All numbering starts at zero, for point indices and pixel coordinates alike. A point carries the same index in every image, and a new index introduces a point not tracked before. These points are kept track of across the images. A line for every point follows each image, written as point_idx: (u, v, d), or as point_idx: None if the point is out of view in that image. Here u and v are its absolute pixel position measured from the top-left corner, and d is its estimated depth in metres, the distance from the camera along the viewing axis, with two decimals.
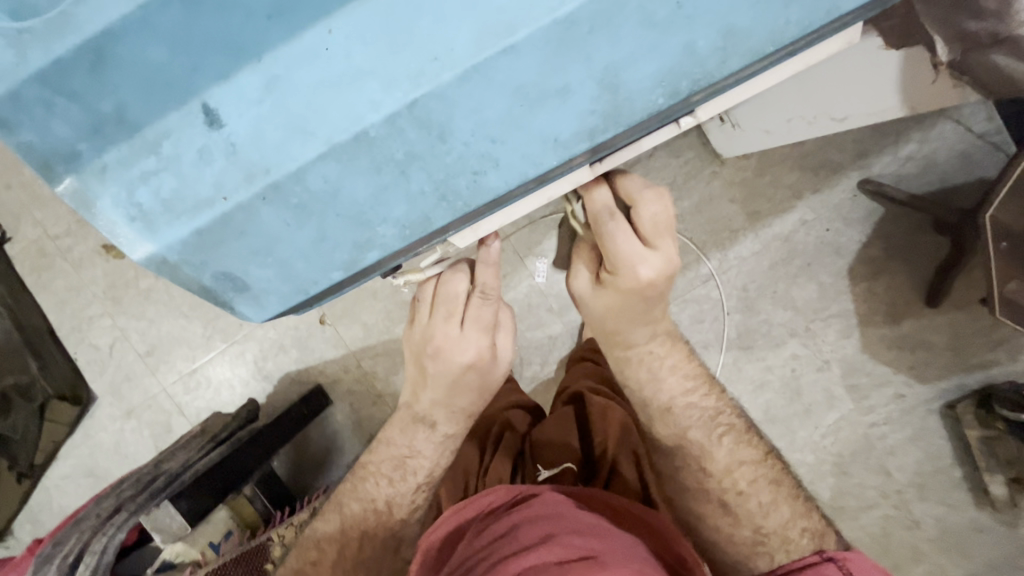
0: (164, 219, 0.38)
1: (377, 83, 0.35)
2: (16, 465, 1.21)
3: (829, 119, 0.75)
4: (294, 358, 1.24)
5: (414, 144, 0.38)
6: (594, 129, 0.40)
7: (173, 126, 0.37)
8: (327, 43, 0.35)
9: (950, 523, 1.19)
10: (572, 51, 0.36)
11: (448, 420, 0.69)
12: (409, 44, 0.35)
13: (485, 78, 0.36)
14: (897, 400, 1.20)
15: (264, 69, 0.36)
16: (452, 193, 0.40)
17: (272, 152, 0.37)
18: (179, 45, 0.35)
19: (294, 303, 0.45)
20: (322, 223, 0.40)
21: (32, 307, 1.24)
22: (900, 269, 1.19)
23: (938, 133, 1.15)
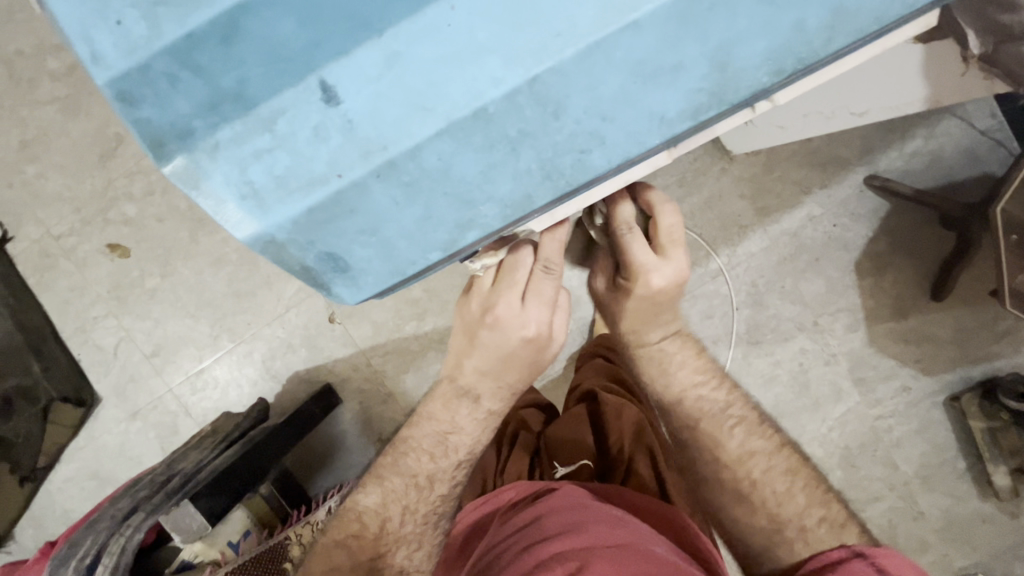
0: (276, 197, 0.37)
1: (499, 59, 0.34)
2: (20, 467, 1.19)
3: (848, 113, 0.75)
4: (303, 357, 1.24)
5: (529, 121, 0.37)
6: (700, 107, 0.38)
7: (290, 103, 0.35)
8: (450, 18, 0.34)
9: (955, 514, 1.21)
10: (691, 28, 0.35)
11: (492, 396, 0.66)
12: (533, 17, 0.34)
13: (606, 55, 0.35)
14: (903, 392, 1.22)
15: (385, 45, 0.34)
16: (557, 172, 0.39)
17: (390, 128, 0.36)
18: (306, 18, 0.34)
19: (390, 284, 0.44)
20: (430, 201, 0.39)
21: (33, 307, 1.23)
22: (905, 264, 1.21)
23: (943, 130, 1.17)
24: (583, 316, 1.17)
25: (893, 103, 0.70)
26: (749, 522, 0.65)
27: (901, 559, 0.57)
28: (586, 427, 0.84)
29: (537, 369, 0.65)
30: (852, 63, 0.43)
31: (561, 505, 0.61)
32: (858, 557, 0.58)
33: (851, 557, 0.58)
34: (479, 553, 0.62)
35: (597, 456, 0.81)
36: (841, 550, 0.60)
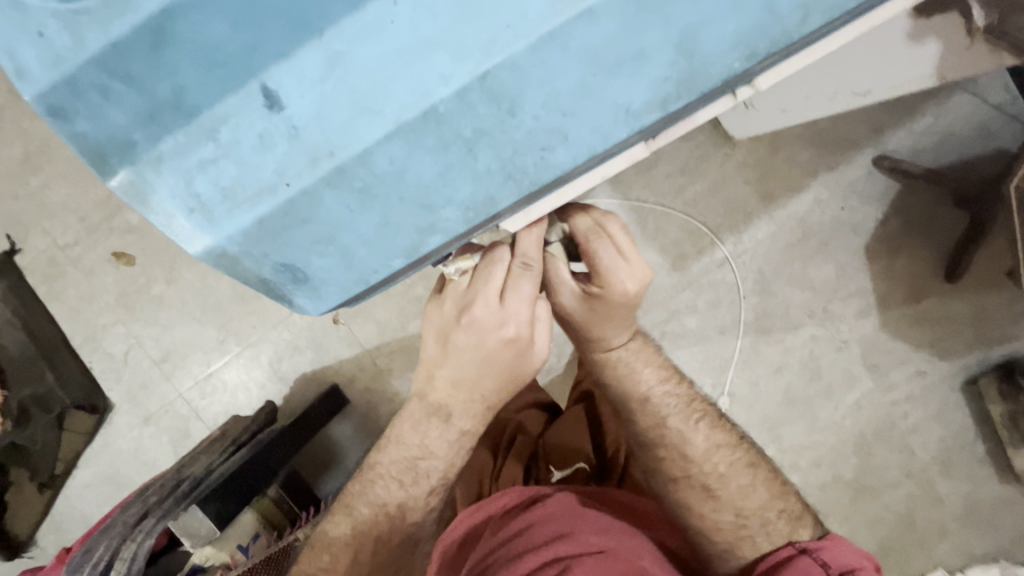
0: (223, 209, 0.36)
1: (448, 56, 0.33)
2: (39, 473, 1.22)
3: (851, 93, 0.72)
4: (309, 359, 1.24)
5: (484, 119, 0.35)
6: (667, 97, 0.37)
7: (232, 110, 0.34)
8: (394, 14, 0.32)
9: (976, 500, 1.18)
10: (652, 14, 0.34)
11: (464, 414, 0.61)
12: (480, 9, 0.32)
13: (562, 46, 0.33)
14: (918, 377, 1.19)
15: (327, 46, 0.33)
16: (520, 172, 0.38)
17: (338, 133, 0.34)
18: (242, 21, 0.32)
19: (353, 294, 0.43)
20: (386, 208, 0.38)
21: (43, 317, 1.24)
22: (919, 245, 1.18)
23: (954, 105, 1.14)
24: None
25: (898, 81, 0.67)
26: (717, 517, 0.64)
27: (843, 547, 0.61)
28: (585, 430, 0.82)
29: (516, 380, 0.60)
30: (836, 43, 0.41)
31: (557, 513, 0.60)
32: (802, 553, 0.60)
33: (798, 555, 0.60)
34: (472, 562, 0.62)
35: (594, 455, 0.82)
36: (787, 548, 0.61)
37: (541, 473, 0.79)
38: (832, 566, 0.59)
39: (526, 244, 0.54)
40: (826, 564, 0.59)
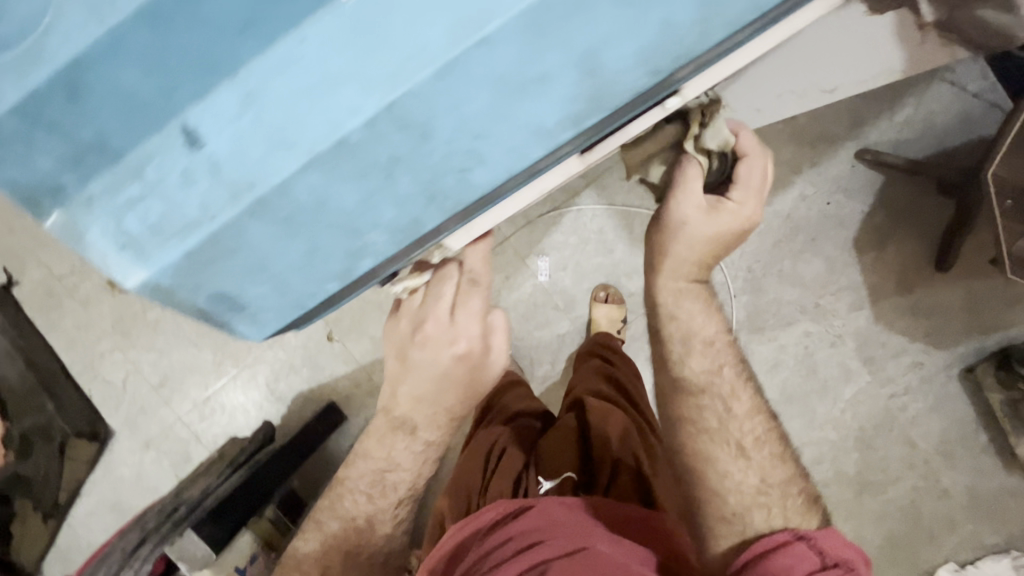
0: (154, 243, 0.34)
1: (356, 87, 0.31)
2: (41, 504, 1.20)
3: (818, 92, 0.70)
4: (305, 377, 1.25)
5: (398, 147, 0.34)
6: (580, 114, 0.37)
7: (155, 150, 0.34)
8: (299, 51, 0.32)
9: (982, 490, 1.17)
10: (550, 37, 0.32)
11: (428, 424, 0.63)
12: (382, 41, 0.31)
13: (463, 75, 0.32)
14: (915, 368, 1.19)
15: (240, 83, 0.32)
16: (441, 192, 0.38)
17: (254, 165, 0.32)
18: (153, 68, 0.32)
19: (295, 316, 0.45)
20: (312, 235, 0.37)
21: (42, 347, 1.24)
22: (908, 236, 1.18)
23: (934, 95, 1.14)
24: (579, 315, 1.16)
25: (867, 75, 0.65)
26: (735, 479, 0.58)
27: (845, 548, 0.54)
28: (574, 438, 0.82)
29: (478, 390, 0.61)
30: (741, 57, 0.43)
31: (540, 522, 0.59)
32: (800, 540, 0.53)
33: (796, 539, 0.53)
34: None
35: (582, 465, 0.77)
36: (784, 533, 0.54)
37: (528, 484, 0.74)
38: (830, 556, 0.52)
39: (471, 262, 0.57)
40: (823, 553, 0.52)
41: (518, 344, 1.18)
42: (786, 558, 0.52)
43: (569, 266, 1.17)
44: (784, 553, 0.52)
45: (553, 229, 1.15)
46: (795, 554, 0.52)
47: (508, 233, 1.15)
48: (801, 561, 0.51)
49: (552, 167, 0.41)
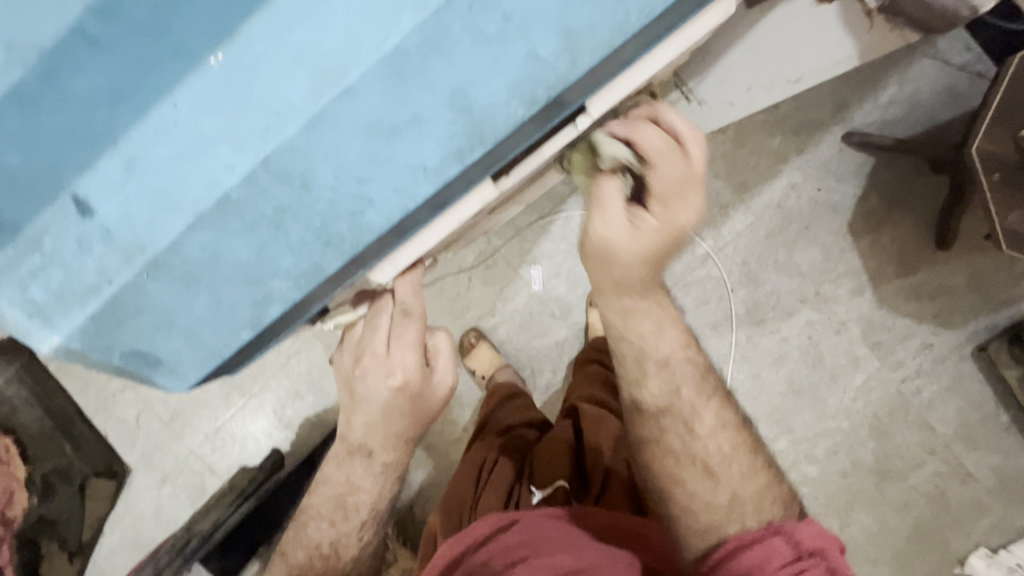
0: (59, 308, 0.33)
1: (226, 147, 0.29)
2: (67, 545, 1.20)
3: (785, 81, 0.72)
4: (311, 404, 1.22)
5: (282, 199, 0.31)
6: (462, 150, 0.32)
7: (49, 221, 0.31)
8: (175, 119, 0.29)
9: (1009, 471, 1.13)
10: (412, 81, 0.29)
11: (385, 448, 0.63)
12: (246, 101, 0.29)
13: (332, 127, 0.29)
14: (926, 350, 1.15)
15: (122, 152, 0.30)
16: (336, 236, 0.33)
17: (146, 230, 0.31)
18: (31, 144, 0.29)
19: (216, 369, 0.38)
20: (215, 288, 0.34)
21: (55, 390, 1.21)
22: (905, 216, 1.15)
23: (918, 72, 1.11)
24: (576, 321, 1.16)
25: (826, 61, 0.66)
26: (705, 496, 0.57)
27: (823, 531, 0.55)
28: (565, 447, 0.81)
29: (424, 414, 0.61)
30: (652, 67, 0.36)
31: (530, 537, 0.58)
32: (777, 533, 0.54)
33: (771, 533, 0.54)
34: None
35: (575, 473, 0.76)
36: (761, 527, 0.55)
37: (520, 495, 0.74)
38: (806, 545, 0.53)
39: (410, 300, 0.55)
40: (801, 544, 0.53)
41: (516, 355, 1.17)
42: (760, 552, 0.53)
43: (562, 273, 1.15)
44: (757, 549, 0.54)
45: (543, 237, 1.14)
46: (771, 548, 0.53)
47: (498, 244, 1.15)
48: (775, 556, 0.53)
49: (463, 195, 0.35)
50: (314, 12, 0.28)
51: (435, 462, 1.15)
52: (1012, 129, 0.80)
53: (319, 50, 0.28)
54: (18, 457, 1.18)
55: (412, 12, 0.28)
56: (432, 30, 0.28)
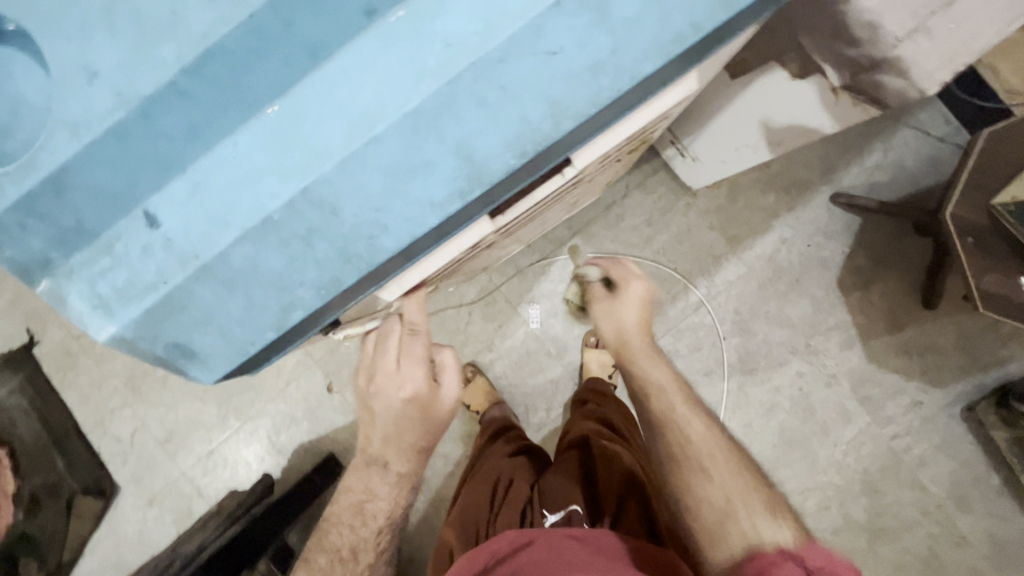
0: (120, 302, 0.35)
1: (274, 177, 0.33)
2: (45, 564, 1.16)
3: (768, 145, 0.78)
4: (306, 430, 1.23)
5: (314, 222, 0.34)
6: (464, 190, 0.35)
7: (124, 230, 0.34)
8: (235, 153, 0.33)
9: (1001, 535, 1.13)
10: (426, 130, 0.33)
11: (399, 456, 0.64)
12: (293, 141, 0.32)
13: (360, 164, 0.33)
14: (915, 408, 1.17)
15: (189, 177, 0.33)
16: (354, 255, 0.36)
17: (201, 241, 0.34)
18: (122, 164, 0.32)
19: (242, 364, 0.40)
20: (251, 295, 0.36)
21: (57, 405, 1.22)
22: (892, 275, 1.19)
23: (901, 140, 1.17)
24: (571, 361, 1.19)
25: (804, 130, 0.72)
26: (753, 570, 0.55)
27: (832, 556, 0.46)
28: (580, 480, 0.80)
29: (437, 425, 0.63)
30: (630, 126, 0.41)
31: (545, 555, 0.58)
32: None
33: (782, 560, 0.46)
34: None
35: (586, 497, 0.77)
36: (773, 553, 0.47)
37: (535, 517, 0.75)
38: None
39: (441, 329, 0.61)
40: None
41: (512, 391, 1.19)
42: None
43: (560, 312, 1.19)
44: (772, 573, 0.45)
45: (543, 278, 1.19)
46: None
47: (498, 282, 1.19)
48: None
49: (461, 228, 0.39)
50: (354, 75, 0.32)
51: (426, 495, 1.16)
52: (986, 195, 0.86)
53: (355, 105, 0.32)
54: (6, 471, 1.14)
55: (432, 80, 0.32)
56: (445, 95, 0.32)
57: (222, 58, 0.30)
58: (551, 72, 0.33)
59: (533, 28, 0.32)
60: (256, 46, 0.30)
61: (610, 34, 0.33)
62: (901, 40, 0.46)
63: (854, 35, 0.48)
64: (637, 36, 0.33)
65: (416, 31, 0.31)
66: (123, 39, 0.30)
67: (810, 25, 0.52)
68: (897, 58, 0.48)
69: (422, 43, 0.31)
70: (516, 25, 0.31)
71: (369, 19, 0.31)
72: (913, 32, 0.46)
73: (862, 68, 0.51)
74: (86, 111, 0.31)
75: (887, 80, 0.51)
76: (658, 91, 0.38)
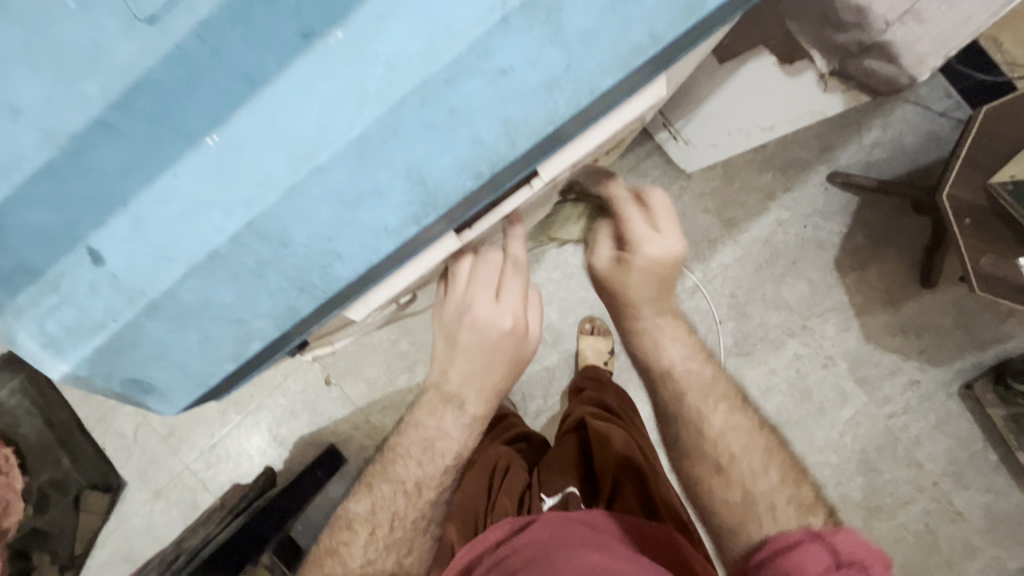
0: (69, 340, 0.35)
1: (218, 211, 0.31)
2: (58, 558, 1.15)
3: (758, 128, 0.77)
4: (306, 422, 1.23)
5: (263, 254, 0.33)
6: (417, 215, 0.34)
7: (64, 268, 0.33)
8: (178, 186, 0.31)
9: (996, 509, 1.14)
10: (373, 158, 0.32)
11: (478, 400, 0.58)
12: (233, 174, 0.31)
13: (304, 195, 0.32)
14: (912, 387, 1.16)
15: (130, 213, 0.32)
16: (309, 284, 0.35)
17: (145, 278, 0.33)
18: (55, 206, 0.32)
19: (206, 394, 0.40)
20: (204, 330, 0.35)
21: (58, 403, 1.16)
22: (890, 255, 1.17)
23: (901, 116, 1.14)
24: (567, 348, 1.18)
25: (795, 115, 0.70)
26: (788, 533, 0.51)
27: (859, 538, 0.47)
28: (575, 463, 0.80)
29: (505, 391, 0.59)
30: (600, 134, 0.40)
31: (548, 536, 0.57)
32: (815, 538, 0.47)
33: (808, 539, 0.47)
34: None
35: (584, 480, 0.77)
36: (799, 531, 0.49)
37: (532, 503, 0.72)
38: (844, 554, 0.46)
39: (509, 299, 0.54)
40: (837, 550, 0.46)
41: None
42: (797, 557, 0.46)
43: (555, 301, 1.18)
44: (792, 553, 0.47)
45: (538, 266, 1.17)
46: (807, 554, 0.46)
47: None
48: (813, 560, 0.46)
49: (423, 248, 0.38)
50: (294, 103, 0.30)
51: None
52: (983, 176, 0.84)
53: (297, 134, 0.30)
54: (15, 468, 1.09)
55: (372, 106, 0.30)
56: (390, 120, 0.31)
57: (150, 90, 0.30)
58: (501, 92, 0.32)
59: (479, 46, 0.30)
60: (179, 80, 0.30)
61: (563, 50, 0.31)
62: (891, 23, 0.44)
63: (841, 19, 0.46)
64: (593, 51, 0.32)
65: (354, 56, 0.30)
66: (45, 76, 0.29)
67: (796, 10, 0.50)
68: (886, 44, 0.46)
69: (363, 66, 0.30)
70: (458, 46, 0.30)
71: (307, 41, 0.30)
72: (904, 15, 0.44)
73: (849, 53, 0.49)
74: (11, 151, 0.30)
75: (875, 66, 0.49)
76: (618, 106, 0.37)
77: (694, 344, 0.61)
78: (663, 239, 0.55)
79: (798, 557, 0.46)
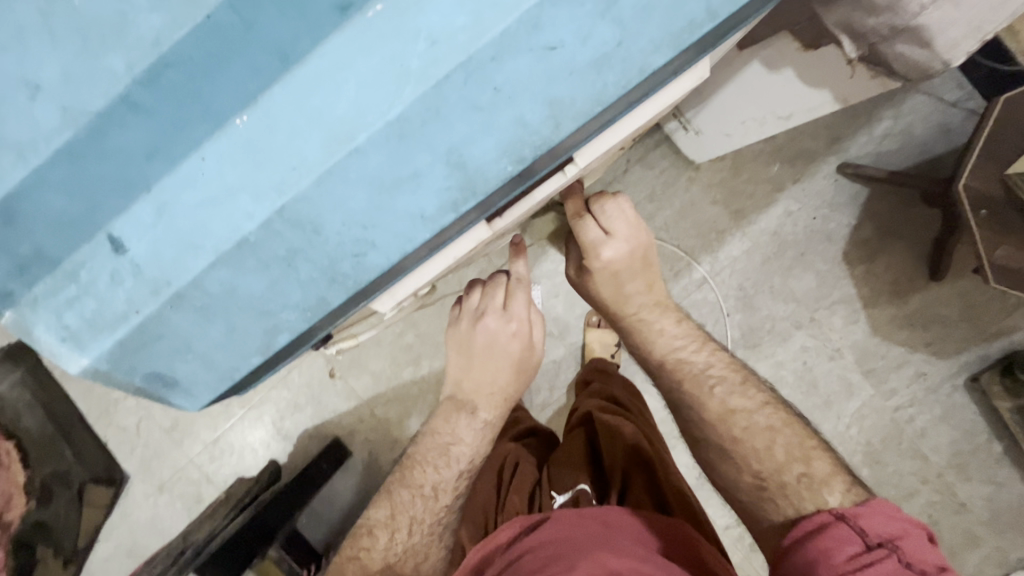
0: (91, 333, 0.35)
1: (247, 196, 0.31)
2: (61, 550, 1.15)
3: (775, 118, 0.75)
4: (309, 415, 1.22)
5: (294, 241, 0.32)
6: (456, 201, 0.33)
7: (86, 256, 0.34)
8: (202, 169, 0.31)
9: (1001, 502, 1.13)
10: (414, 141, 0.31)
11: (489, 405, 0.60)
12: (264, 157, 0.30)
13: (341, 180, 0.31)
14: (919, 379, 1.16)
15: (153, 197, 0.32)
16: (341, 273, 0.34)
17: (170, 267, 0.33)
18: (77, 190, 0.32)
19: (229, 390, 0.39)
20: (230, 320, 0.35)
21: (62, 396, 1.19)
22: (898, 247, 1.16)
23: (911, 107, 1.13)
24: (574, 341, 1.17)
25: (813, 104, 0.69)
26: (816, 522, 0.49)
27: (892, 517, 0.44)
28: (587, 457, 0.79)
29: (522, 386, 0.61)
30: (638, 119, 0.39)
31: (560, 534, 0.56)
32: (842, 519, 0.44)
33: (834, 520, 0.44)
34: None
35: (595, 475, 0.77)
36: (824, 513, 0.46)
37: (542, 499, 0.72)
38: (874, 535, 0.42)
39: (515, 308, 0.61)
40: (866, 533, 0.42)
41: None
42: (823, 541, 0.43)
43: (562, 293, 1.17)
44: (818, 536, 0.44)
45: (545, 258, 1.16)
46: (835, 537, 0.43)
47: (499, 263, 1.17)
48: (840, 545, 0.42)
49: (457, 236, 0.37)
50: (330, 81, 0.29)
51: None
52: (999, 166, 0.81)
53: (333, 113, 0.30)
54: (18, 461, 1.13)
55: (415, 84, 0.29)
56: (433, 99, 0.30)
57: (177, 67, 0.30)
58: (548, 69, 0.30)
59: (530, 20, 0.29)
60: (207, 58, 0.29)
61: (616, 23, 0.30)
62: (926, 7, 0.43)
63: (874, 2, 0.44)
64: (643, 26, 0.31)
65: (396, 30, 0.29)
66: (63, 47, 0.29)
67: None
68: (919, 28, 0.44)
69: (404, 43, 0.29)
70: (508, 19, 0.28)
71: (344, 15, 0.29)
72: None
73: (879, 38, 0.48)
74: (33, 132, 0.31)
75: (905, 51, 0.47)
76: (657, 90, 0.36)
77: (692, 334, 0.61)
78: (615, 240, 0.60)
79: (826, 540, 0.43)
